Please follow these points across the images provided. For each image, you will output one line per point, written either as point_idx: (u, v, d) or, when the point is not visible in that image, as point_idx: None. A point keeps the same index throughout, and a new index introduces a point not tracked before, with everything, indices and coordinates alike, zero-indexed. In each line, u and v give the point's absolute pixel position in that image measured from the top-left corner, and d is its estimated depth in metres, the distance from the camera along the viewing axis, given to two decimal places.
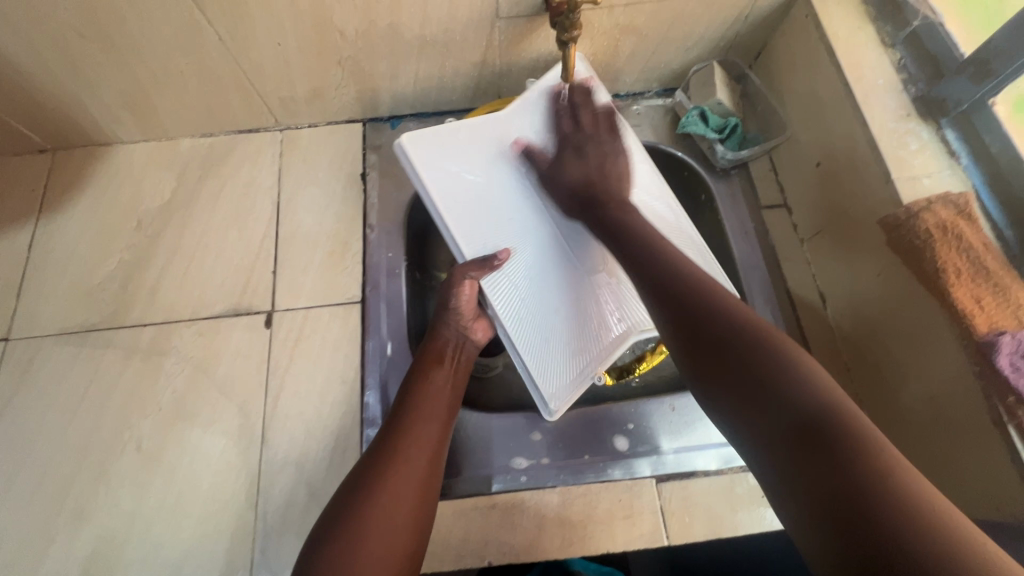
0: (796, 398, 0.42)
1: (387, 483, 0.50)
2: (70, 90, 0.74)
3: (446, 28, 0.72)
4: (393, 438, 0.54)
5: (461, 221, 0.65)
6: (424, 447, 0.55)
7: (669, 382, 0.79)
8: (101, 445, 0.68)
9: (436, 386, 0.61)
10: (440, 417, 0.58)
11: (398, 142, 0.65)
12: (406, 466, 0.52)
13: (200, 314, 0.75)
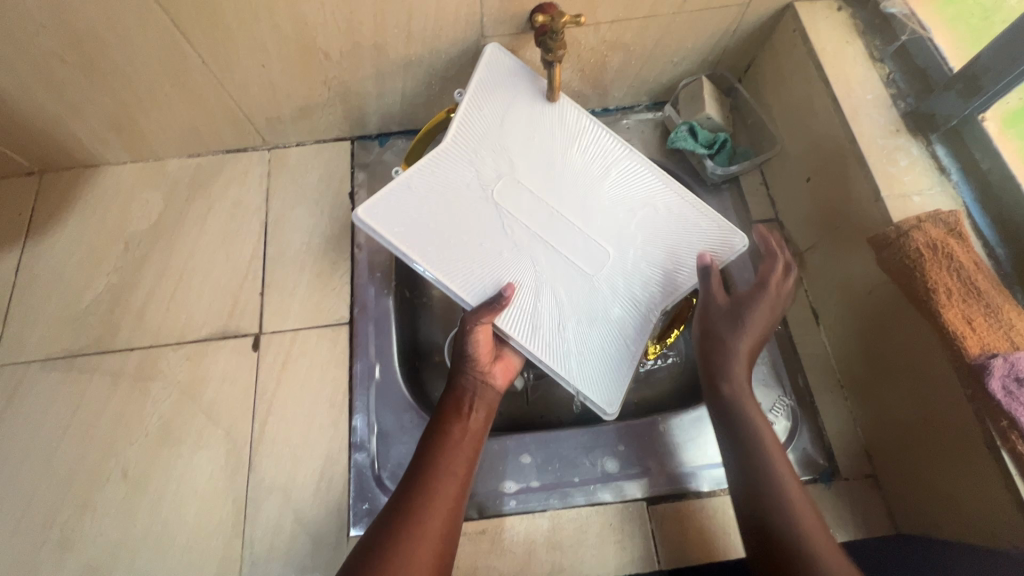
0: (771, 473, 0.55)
1: (406, 544, 0.50)
2: (55, 114, 0.74)
3: (431, 47, 0.71)
4: (410, 498, 0.53)
5: (451, 265, 0.62)
6: (445, 507, 0.53)
7: (666, 401, 0.78)
8: (87, 472, 0.67)
9: (460, 437, 0.59)
10: (461, 474, 0.57)
11: (358, 218, 0.61)
12: (425, 530, 0.51)
13: (188, 337, 0.75)
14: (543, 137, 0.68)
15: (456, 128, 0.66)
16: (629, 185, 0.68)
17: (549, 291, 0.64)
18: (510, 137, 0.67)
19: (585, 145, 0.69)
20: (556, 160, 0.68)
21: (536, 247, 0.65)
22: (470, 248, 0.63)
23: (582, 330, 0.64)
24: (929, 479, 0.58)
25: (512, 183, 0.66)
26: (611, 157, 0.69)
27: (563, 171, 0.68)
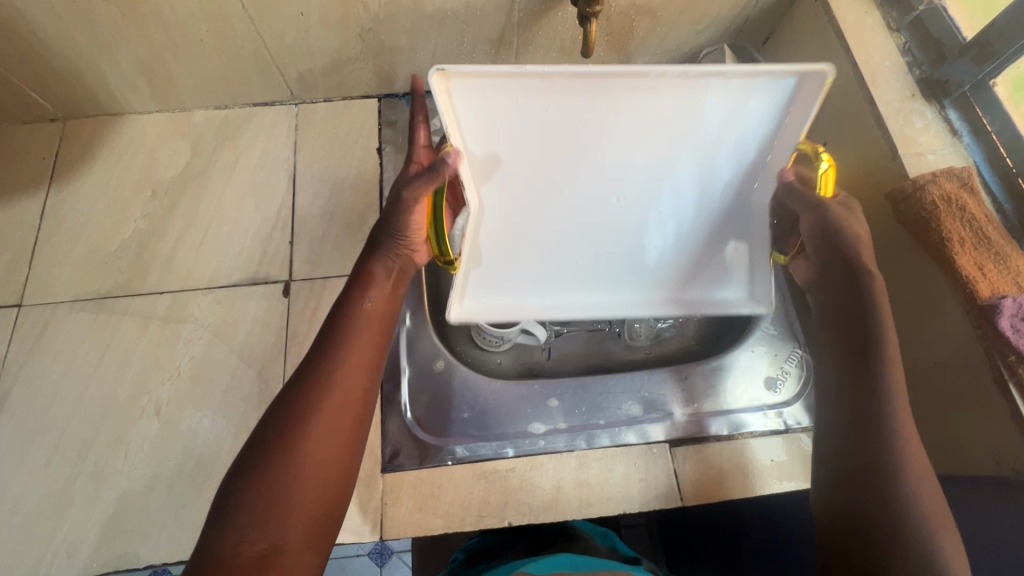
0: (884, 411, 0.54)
1: (309, 437, 0.50)
2: (87, 56, 0.74)
3: (467, 4, 0.73)
4: (302, 401, 0.51)
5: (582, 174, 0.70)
6: (349, 393, 0.53)
7: (673, 360, 0.85)
8: (120, 408, 0.68)
9: (365, 317, 0.58)
10: (369, 359, 0.56)
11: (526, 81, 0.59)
12: (329, 417, 0.51)
13: (218, 282, 0.76)
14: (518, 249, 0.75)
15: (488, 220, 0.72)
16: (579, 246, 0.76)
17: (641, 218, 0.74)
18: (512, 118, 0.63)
19: (512, 249, 0.75)
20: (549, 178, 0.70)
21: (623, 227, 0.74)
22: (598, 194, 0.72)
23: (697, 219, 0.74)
24: (934, 421, 0.62)
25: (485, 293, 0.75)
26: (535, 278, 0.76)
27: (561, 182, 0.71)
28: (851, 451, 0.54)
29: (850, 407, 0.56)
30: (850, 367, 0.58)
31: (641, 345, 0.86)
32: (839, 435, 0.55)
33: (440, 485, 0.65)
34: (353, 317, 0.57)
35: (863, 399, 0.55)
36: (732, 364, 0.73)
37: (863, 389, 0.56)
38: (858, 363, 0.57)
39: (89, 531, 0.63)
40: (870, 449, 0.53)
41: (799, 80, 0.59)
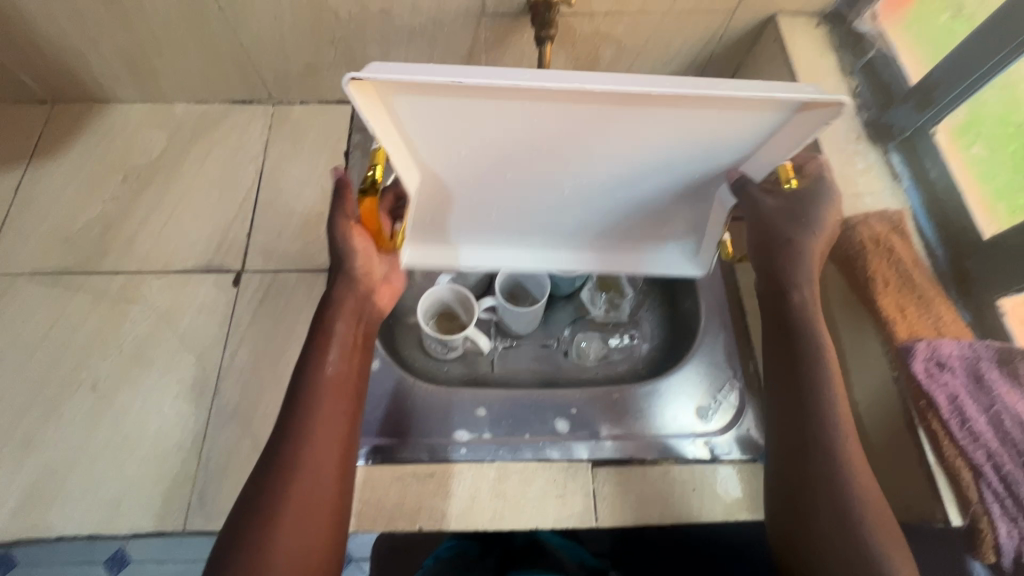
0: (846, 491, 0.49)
1: (293, 512, 0.49)
2: (73, 44, 0.78)
3: (435, 18, 0.76)
4: (282, 478, 0.50)
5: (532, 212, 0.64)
6: (332, 459, 0.52)
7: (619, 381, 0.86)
8: (59, 380, 0.70)
9: (335, 383, 0.55)
10: (341, 421, 0.54)
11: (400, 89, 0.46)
12: (304, 492, 0.50)
13: (172, 268, 0.78)
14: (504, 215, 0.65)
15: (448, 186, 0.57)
16: (590, 172, 0.56)
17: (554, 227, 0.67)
18: (364, 101, 0.45)
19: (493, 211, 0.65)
20: (478, 129, 0.51)
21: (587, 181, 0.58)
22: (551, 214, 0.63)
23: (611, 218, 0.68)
24: None
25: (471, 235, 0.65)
26: (490, 180, 0.58)
27: (546, 141, 0.52)
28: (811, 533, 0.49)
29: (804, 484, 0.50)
30: (800, 435, 0.52)
31: (589, 364, 0.87)
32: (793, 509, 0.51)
33: (357, 484, 0.65)
34: (319, 385, 0.54)
35: (802, 481, 0.50)
36: (667, 391, 0.74)
37: (822, 475, 0.50)
38: (814, 437, 0.51)
39: (8, 497, 0.64)
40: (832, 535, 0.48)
41: (801, 108, 0.46)
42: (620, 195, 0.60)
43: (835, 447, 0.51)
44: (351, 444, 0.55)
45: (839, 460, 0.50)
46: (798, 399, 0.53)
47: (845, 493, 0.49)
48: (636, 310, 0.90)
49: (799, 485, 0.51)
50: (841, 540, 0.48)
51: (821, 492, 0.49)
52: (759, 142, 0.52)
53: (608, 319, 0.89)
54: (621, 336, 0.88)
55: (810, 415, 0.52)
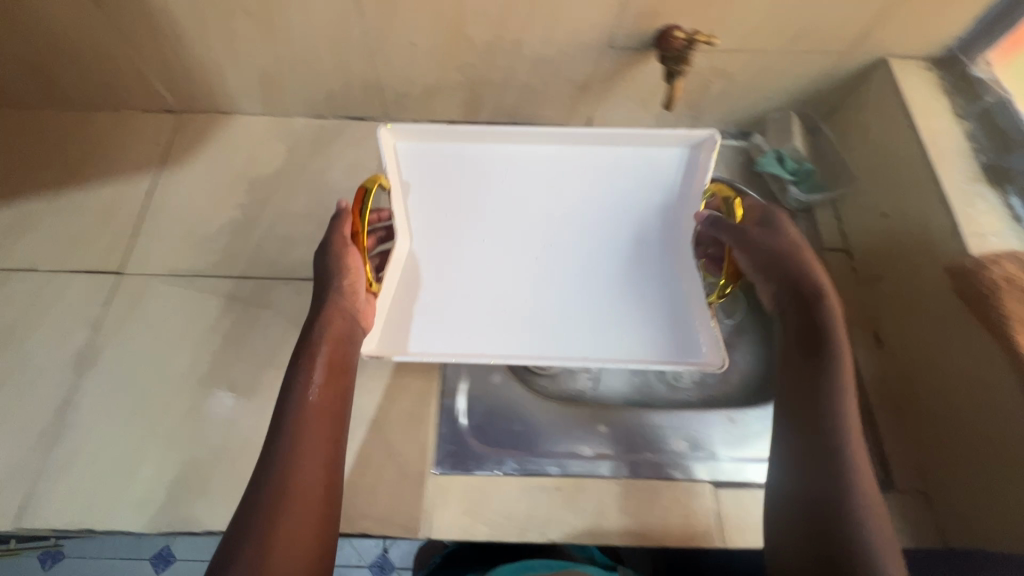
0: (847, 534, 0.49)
1: (282, 539, 0.49)
2: (216, 60, 0.83)
3: (562, 49, 0.80)
4: (275, 503, 0.50)
5: (536, 287, 0.80)
6: (313, 483, 0.52)
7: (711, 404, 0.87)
8: (197, 379, 0.73)
9: (315, 409, 0.55)
10: (335, 432, 0.56)
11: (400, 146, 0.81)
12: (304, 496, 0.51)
13: (299, 275, 0.81)
14: (508, 279, 0.81)
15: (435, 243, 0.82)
16: (537, 248, 0.83)
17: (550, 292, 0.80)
18: (387, 147, 0.78)
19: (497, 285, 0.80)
20: (489, 208, 0.84)
21: (578, 231, 0.83)
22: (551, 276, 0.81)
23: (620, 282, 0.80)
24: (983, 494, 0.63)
25: (477, 298, 0.79)
26: (458, 271, 0.81)
27: (523, 225, 0.84)
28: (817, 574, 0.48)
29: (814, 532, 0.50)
30: (815, 482, 0.52)
31: (682, 386, 0.89)
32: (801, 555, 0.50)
33: (487, 494, 0.67)
34: (305, 411, 0.55)
35: (802, 508, 0.52)
36: None
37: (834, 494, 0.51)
38: (812, 488, 0.52)
39: (155, 492, 0.66)
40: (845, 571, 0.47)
41: (692, 146, 0.79)
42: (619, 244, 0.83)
43: (839, 472, 0.52)
44: (337, 466, 0.55)
45: (847, 488, 0.51)
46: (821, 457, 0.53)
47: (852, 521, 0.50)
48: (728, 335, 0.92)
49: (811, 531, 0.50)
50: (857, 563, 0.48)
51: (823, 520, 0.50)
52: (691, 189, 0.79)
53: None
54: None
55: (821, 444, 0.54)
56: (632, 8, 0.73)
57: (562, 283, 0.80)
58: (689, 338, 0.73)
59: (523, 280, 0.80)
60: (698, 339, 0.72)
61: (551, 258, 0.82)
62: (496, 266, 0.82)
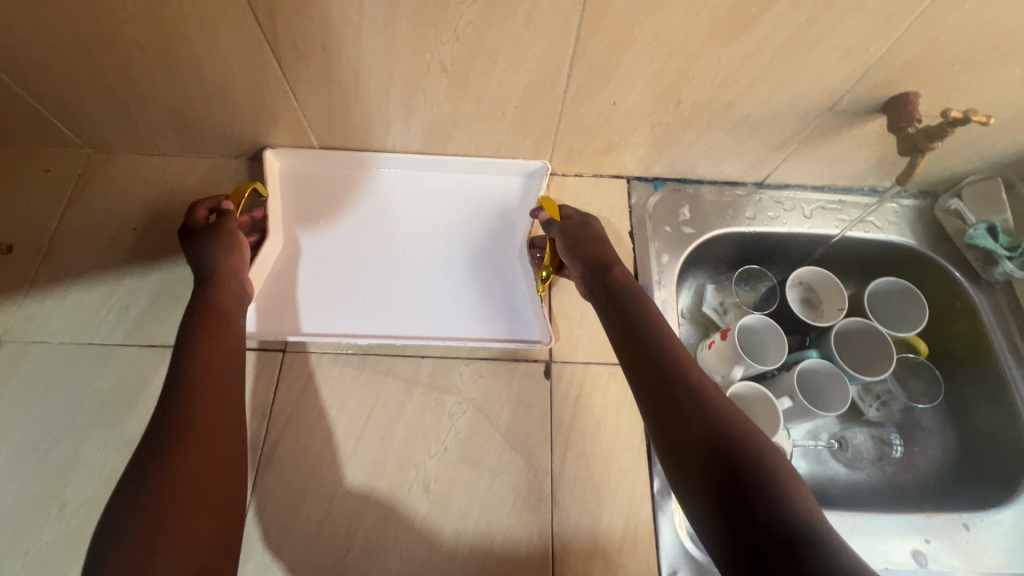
0: (702, 426, 0.47)
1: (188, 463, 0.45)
2: (386, 113, 0.75)
3: (774, 113, 0.73)
4: (183, 425, 0.47)
5: (391, 277, 0.80)
6: (227, 425, 0.49)
7: (895, 489, 0.81)
8: (388, 478, 0.66)
9: (218, 351, 0.54)
10: (228, 367, 0.53)
11: (372, 161, 0.84)
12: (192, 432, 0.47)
13: (479, 354, 0.74)
14: (380, 269, 0.80)
15: (340, 229, 0.82)
16: (394, 235, 0.82)
17: (425, 284, 0.80)
18: (269, 168, 0.81)
19: (355, 273, 0.79)
20: (370, 206, 0.83)
21: (415, 223, 0.83)
22: (400, 267, 0.81)
23: (480, 272, 0.81)
24: None
25: (327, 286, 0.78)
26: (327, 262, 0.79)
27: (358, 216, 0.83)
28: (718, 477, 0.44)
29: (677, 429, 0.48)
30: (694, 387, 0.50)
31: (863, 466, 0.83)
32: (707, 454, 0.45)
33: None
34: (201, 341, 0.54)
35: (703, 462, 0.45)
36: (1013, 523, 0.70)
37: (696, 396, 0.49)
38: (659, 389, 0.51)
39: None
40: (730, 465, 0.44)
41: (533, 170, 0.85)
42: (467, 243, 0.83)
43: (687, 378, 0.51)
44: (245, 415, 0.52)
45: (738, 430, 0.46)
46: (648, 366, 0.53)
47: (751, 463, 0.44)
48: (907, 411, 0.87)
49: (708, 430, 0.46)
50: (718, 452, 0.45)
51: (690, 418, 0.48)
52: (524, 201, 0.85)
53: (880, 418, 0.87)
54: (893, 440, 0.85)
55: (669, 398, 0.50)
56: (877, 76, 0.66)
57: (430, 275, 0.81)
58: (527, 319, 0.78)
59: (370, 270, 0.80)
60: (530, 318, 0.78)
61: (346, 231, 0.82)
62: (345, 255, 0.80)
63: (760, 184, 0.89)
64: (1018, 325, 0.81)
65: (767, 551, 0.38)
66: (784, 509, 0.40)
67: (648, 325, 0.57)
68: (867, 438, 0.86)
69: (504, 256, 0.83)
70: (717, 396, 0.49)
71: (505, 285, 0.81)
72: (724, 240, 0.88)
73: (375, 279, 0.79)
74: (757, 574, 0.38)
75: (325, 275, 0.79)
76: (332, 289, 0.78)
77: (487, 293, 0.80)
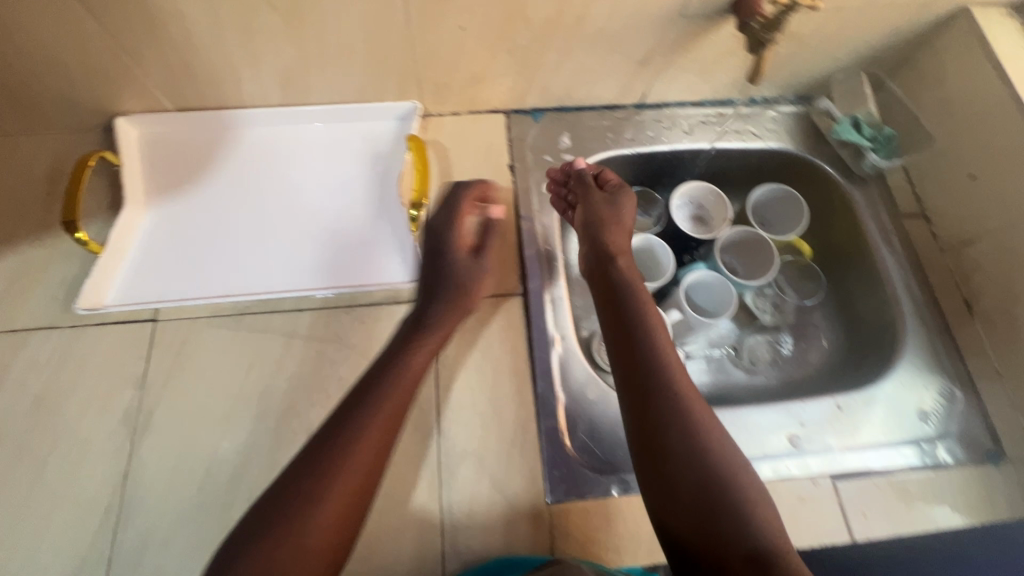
0: (682, 441, 0.53)
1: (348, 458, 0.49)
2: (231, 63, 0.72)
3: (627, 23, 0.72)
4: (390, 416, 0.53)
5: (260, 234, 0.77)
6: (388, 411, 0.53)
7: (789, 384, 0.85)
8: (271, 431, 0.65)
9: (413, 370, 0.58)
10: (415, 377, 0.57)
11: (232, 121, 0.81)
12: (335, 505, 0.48)
13: (359, 301, 0.73)
14: (247, 228, 0.77)
15: (204, 194, 0.79)
16: (261, 194, 0.79)
17: (295, 239, 0.77)
18: (125, 139, 0.78)
19: (221, 235, 0.76)
20: (234, 167, 0.80)
21: (282, 178, 0.80)
22: (268, 224, 0.78)
23: (351, 221, 0.78)
24: None
25: (191, 251, 0.75)
26: (193, 226, 0.77)
27: (222, 179, 0.80)
28: (695, 488, 0.51)
29: (658, 439, 0.54)
30: (677, 398, 0.55)
31: (760, 368, 0.87)
32: (683, 466, 0.52)
33: (609, 516, 0.64)
34: (410, 356, 0.59)
35: (690, 478, 0.51)
36: (883, 399, 0.73)
37: (678, 412, 0.54)
38: (642, 396, 0.56)
39: None
40: (703, 479, 0.51)
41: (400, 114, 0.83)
42: (337, 192, 0.80)
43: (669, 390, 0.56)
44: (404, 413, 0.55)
45: (715, 452, 0.53)
46: (633, 376, 0.58)
47: (730, 496, 0.50)
48: (801, 312, 0.90)
49: (685, 443, 0.53)
50: (693, 467, 0.52)
51: (671, 430, 0.53)
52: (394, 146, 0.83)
53: (774, 322, 0.89)
54: (787, 341, 0.88)
55: (663, 407, 0.54)
56: None
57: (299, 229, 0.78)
58: (400, 262, 0.76)
59: (237, 231, 0.77)
60: (403, 260, 0.75)
61: (210, 192, 0.79)
62: (210, 219, 0.77)
63: (640, 106, 0.89)
64: (890, 216, 0.84)
65: (731, 570, 0.47)
66: (754, 544, 0.48)
67: (637, 333, 0.61)
68: (766, 343, 0.88)
69: (376, 202, 0.79)
70: (703, 410, 0.55)
71: (377, 230, 0.78)
72: (609, 164, 0.88)
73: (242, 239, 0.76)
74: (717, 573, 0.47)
75: (188, 240, 0.76)
76: (198, 254, 0.75)
77: (359, 240, 0.77)
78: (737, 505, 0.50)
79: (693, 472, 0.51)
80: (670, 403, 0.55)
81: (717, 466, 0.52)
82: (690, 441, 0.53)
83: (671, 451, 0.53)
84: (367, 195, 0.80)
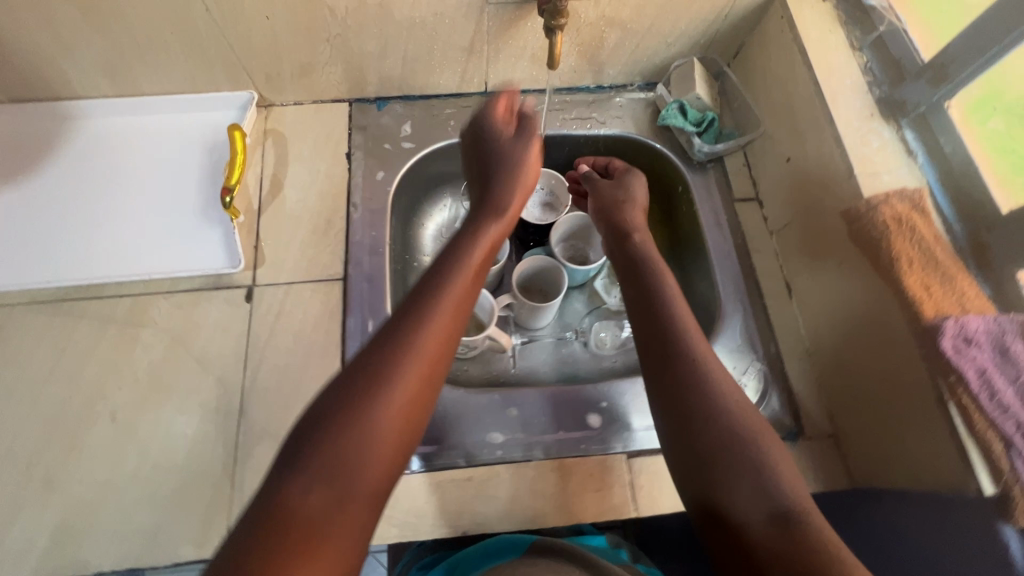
0: (699, 401, 0.53)
1: (390, 389, 0.43)
2: (45, 56, 0.73)
3: (435, 12, 0.73)
4: (408, 321, 0.47)
5: (91, 222, 0.79)
6: (443, 325, 0.48)
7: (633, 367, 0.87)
8: (75, 413, 0.67)
9: (467, 269, 0.52)
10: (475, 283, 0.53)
11: (70, 111, 0.83)
12: (401, 408, 0.43)
13: (180, 287, 0.75)
14: (78, 216, 0.79)
15: (39, 183, 0.81)
16: (96, 183, 0.81)
17: (125, 226, 0.79)
18: None
19: (52, 223, 0.79)
20: (71, 156, 0.82)
21: (119, 168, 0.82)
22: (101, 212, 0.80)
23: (182, 210, 0.81)
24: (891, 438, 0.62)
25: (19, 239, 0.77)
26: (23, 213, 0.79)
27: (58, 168, 0.82)
28: (707, 440, 0.51)
29: (669, 395, 0.54)
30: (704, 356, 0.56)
31: (606, 352, 0.89)
32: (693, 421, 0.52)
33: (396, 494, 0.65)
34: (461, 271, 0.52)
35: (710, 437, 0.51)
36: None
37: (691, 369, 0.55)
38: (658, 355, 0.57)
39: (37, 539, 0.62)
40: (720, 437, 0.51)
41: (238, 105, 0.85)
42: (171, 182, 0.82)
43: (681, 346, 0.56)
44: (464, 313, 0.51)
45: (734, 414, 0.52)
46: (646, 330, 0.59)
47: (749, 455, 0.49)
48: None
49: (693, 398, 0.53)
50: (701, 423, 0.52)
51: (682, 382, 0.54)
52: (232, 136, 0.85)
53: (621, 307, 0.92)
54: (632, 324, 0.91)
55: (680, 375, 0.55)
56: None
57: (130, 217, 0.80)
58: (223, 250, 0.78)
59: (68, 218, 0.79)
60: (226, 249, 0.78)
61: (47, 181, 0.81)
62: (43, 207, 0.79)
63: (487, 93, 0.90)
64: (723, 201, 0.85)
65: (756, 533, 0.45)
66: (779, 503, 0.46)
67: (654, 287, 0.63)
68: (613, 327, 0.91)
69: (209, 192, 0.82)
70: (717, 369, 0.55)
71: (206, 219, 0.80)
72: (454, 152, 0.90)
73: (73, 227, 0.79)
74: (740, 535, 0.46)
75: (19, 228, 0.78)
76: (26, 241, 0.77)
77: (187, 229, 0.79)
78: (755, 460, 0.49)
79: (703, 426, 0.52)
80: (684, 362, 0.55)
81: (734, 422, 0.51)
82: (706, 400, 0.53)
83: (685, 409, 0.53)
84: (201, 186, 0.83)
